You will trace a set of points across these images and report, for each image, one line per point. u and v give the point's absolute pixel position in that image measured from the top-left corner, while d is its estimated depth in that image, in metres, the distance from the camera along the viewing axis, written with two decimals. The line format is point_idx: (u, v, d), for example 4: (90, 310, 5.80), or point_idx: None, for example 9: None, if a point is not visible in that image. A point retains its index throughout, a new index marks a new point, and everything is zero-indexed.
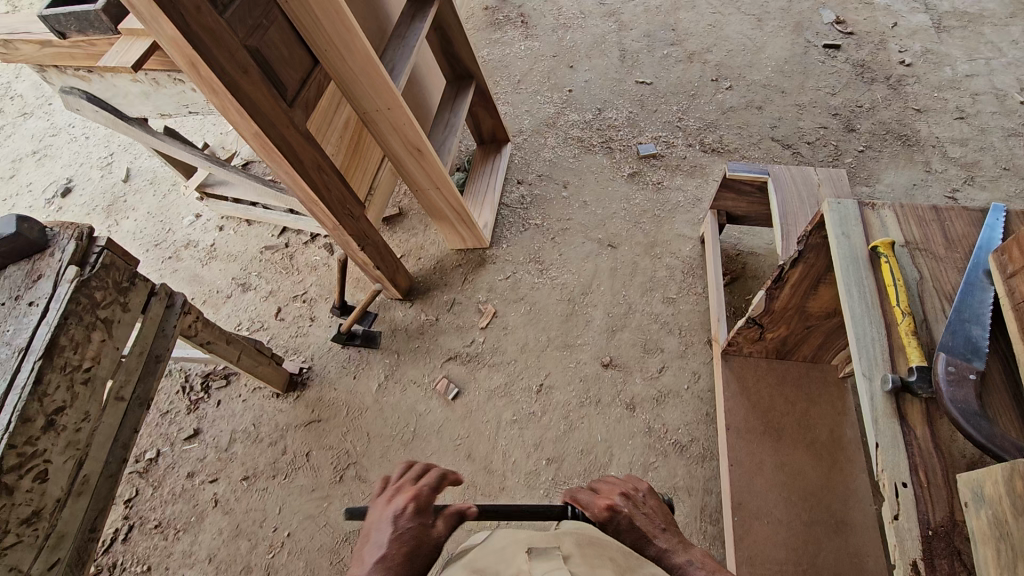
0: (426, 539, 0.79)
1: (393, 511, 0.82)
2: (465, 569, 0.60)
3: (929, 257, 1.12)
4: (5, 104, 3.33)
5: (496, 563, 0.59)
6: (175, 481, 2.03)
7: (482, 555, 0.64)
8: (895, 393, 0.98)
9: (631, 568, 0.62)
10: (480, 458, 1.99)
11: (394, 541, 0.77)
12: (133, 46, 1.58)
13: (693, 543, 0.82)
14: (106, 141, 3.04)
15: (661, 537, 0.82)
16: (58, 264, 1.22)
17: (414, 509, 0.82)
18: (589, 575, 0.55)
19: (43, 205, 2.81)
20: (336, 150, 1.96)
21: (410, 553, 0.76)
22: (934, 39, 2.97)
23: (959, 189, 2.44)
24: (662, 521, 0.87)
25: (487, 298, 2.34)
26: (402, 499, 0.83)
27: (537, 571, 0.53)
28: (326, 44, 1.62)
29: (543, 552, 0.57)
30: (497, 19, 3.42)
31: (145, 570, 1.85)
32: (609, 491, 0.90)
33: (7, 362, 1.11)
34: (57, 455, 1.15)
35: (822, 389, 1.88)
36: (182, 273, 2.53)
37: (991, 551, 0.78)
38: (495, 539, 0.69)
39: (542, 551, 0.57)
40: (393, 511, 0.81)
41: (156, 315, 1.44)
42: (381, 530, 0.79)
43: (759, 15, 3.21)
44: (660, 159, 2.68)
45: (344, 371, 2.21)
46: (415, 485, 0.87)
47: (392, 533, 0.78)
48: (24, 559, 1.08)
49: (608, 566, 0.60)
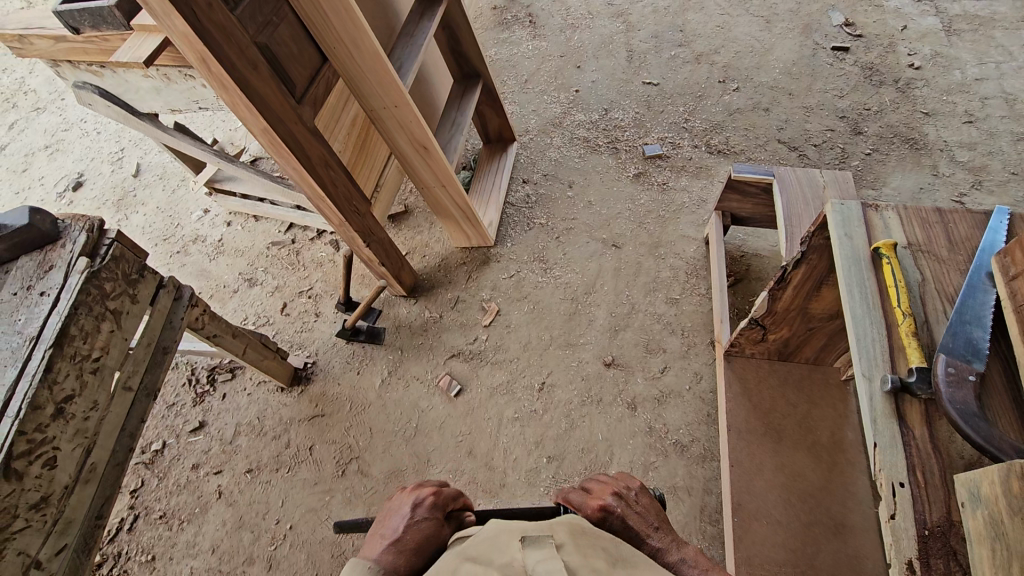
0: (437, 533, 0.82)
1: (414, 500, 0.86)
2: (458, 557, 0.61)
3: (931, 259, 1.13)
4: (19, 98, 3.37)
5: (489, 551, 0.60)
6: (181, 473, 2.05)
7: (475, 543, 0.64)
8: (895, 394, 0.98)
9: (623, 558, 0.63)
10: (482, 454, 2.00)
11: (410, 527, 0.81)
12: (145, 42, 1.60)
13: (686, 541, 0.82)
14: (117, 136, 3.07)
15: (655, 536, 0.83)
16: (69, 255, 1.23)
17: (432, 503, 0.86)
18: (581, 564, 0.56)
19: (55, 198, 2.85)
20: (343, 147, 1.98)
21: (422, 540, 0.79)
22: (944, 42, 2.96)
23: (966, 193, 2.43)
24: (655, 519, 0.87)
25: (490, 296, 2.35)
26: (425, 492, 0.88)
27: (531, 560, 0.53)
28: (335, 42, 1.63)
29: (536, 540, 0.57)
30: (505, 18, 3.44)
31: (149, 559, 1.88)
32: (600, 490, 0.91)
33: (19, 350, 1.14)
34: (66, 442, 1.17)
35: (824, 391, 1.88)
36: (190, 267, 2.56)
37: (986, 552, 0.78)
38: (486, 528, 0.70)
39: (535, 539, 0.58)
40: (413, 501, 0.86)
41: (164, 307, 1.46)
42: (399, 517, 0.83)
43: (768, 17, 3.20)
44: (666, 160, 2.69)
45: (348, 367, 2.23)
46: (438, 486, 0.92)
47: (410, 519, 0.82)
48: (33, 543, 1.10)
49: (601, 557, 0.60)
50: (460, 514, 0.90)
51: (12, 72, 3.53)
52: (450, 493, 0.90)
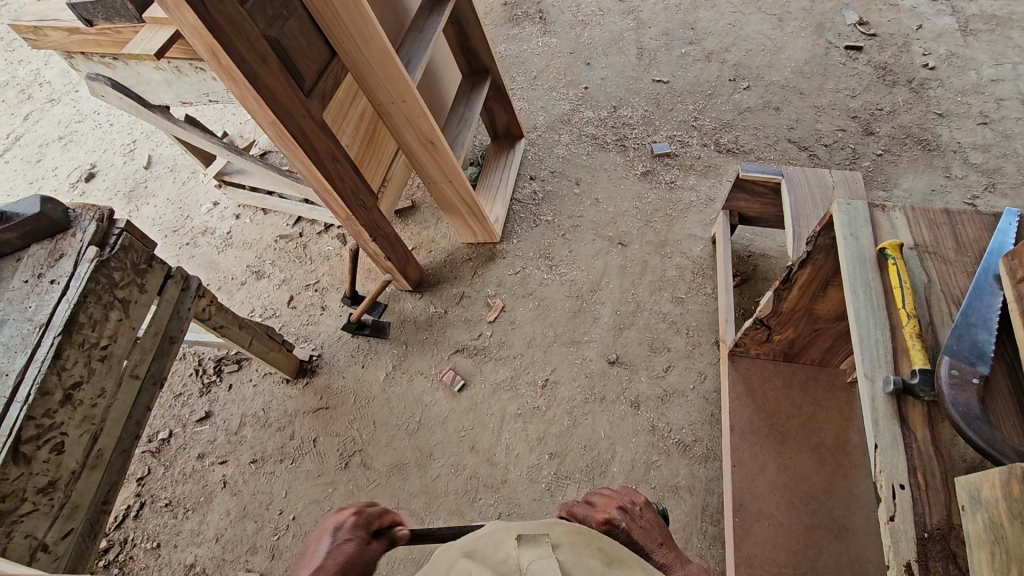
0: (362, 557, 0.77)
1: (335, 523, 0.81)
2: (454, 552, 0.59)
3: (937, 260, 1.12)
4: (34, 90, 3.42)
5: (485, 546, 0.58)
6: (186, 462, 2.08)
7: (473, 538, 0.63)
8: (896, 395, 0.97)
9: (620, 560, 0.61)
10: (484, 450, 2.01)
11: (332, 553, 0.76)
12: (157, 35, 1.62)
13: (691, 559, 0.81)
14: (129, 127, 3.10)
15: (658, 552, 0.81)
16: (79, 245, 1.26)
17: (354, 522, 0.81)
18: (577, 565, 0.54)
19: (67, 188, 2.89)
20: (350, 141, 1.99)
21: (347, 565, 0.75)
22: (959, 42, 2.91)
23: (979, 196, 2.40)
24: (659, 536, 0.85)
25: (495, 292, 2.36)
26: (346, 512, 0.82)
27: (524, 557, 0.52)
28: (344, 36, 1.64)
29: (532, 538, 0.56)
30: (515, 15, 3.43)
31: (154, 546, 1.91)
32: (605, 504, 0.86)
33: (29, 336, 1.16)
34: (73, 428, 1.19)
35: (829, 392, 1.86)
36: (199, 259, 2.58)
37: (985, 555, 0.77)
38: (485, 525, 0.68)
39: (531, 538, 0.56)
40: (334, 524, 0.80)
41: (172, 297, 1.48)
42: (322, 543, 0.78)
43: (781, 15, 3.17)
44: (674, 158, 2.67)
45: (353, 360, 2.24)
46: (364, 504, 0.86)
47: (331, 546, 0.76)
48: (40, 526, 1.12)
49: (597, 558, 0.58)
50: (392, 531, 0.83)
51: (28, 63, 3.58)
52: (375, 511, 0.84)
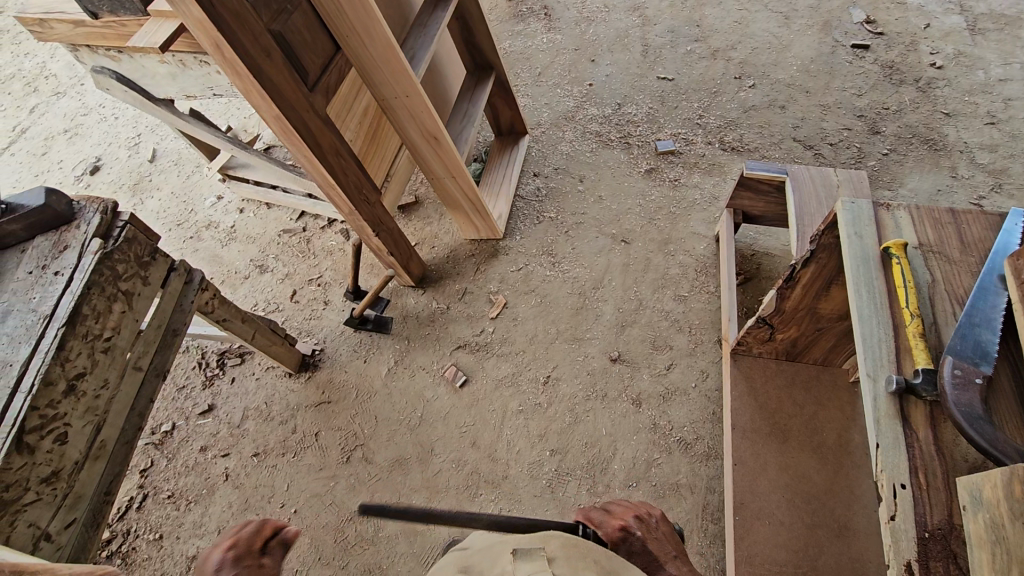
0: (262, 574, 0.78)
1: (213, 564, 0.78)
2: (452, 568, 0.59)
3: (942, 260, 1.11)
4: (40, 83, 3.43)
5: (482, 561, 0.58)
6: (189, 454, 2.09)
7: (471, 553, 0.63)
8: (899, 395, 0.97)
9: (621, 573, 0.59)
10: (485, 446, 2.02)
11: None
12: (161, 28, 1.62)
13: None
14: (134, 121, 3.11)
15: (672, 563, 0.81)
16: (83, 237, 1.27)
17: (235, 557, 0.79)
18: None
19: (73, 181, 2.90)
20: (354, 136, 1.98)
21: None
22: (967, 41, 2.89)
23: (985, 196, 2.38)
24: (672, 549, 0.84)
25: (498, 288, 2.36)
26: (221, 548, 0.80)
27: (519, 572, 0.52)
28: (348, 30, 1.64)
29: (528, 553, 0.56)
30: (520, 11, 3.42)
31: (157, 538, 1.92)
32: (622, 512, 0.87)
33: (33, 327, 1.17)
34: (76, 419, 1.20)
35: (832, 392, 1.86)
36: (203, 253, 2.59)
37: (986, 556, 0.77)
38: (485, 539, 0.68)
39: (527, 552, 0.56)
40: (216, 561, 0.78)
41: (175, 290, 1.48)
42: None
43: (787, 13, 3.15)
44: (679, 156, 2.66)
45: (355, 355, 2.24)
46: (237, 533, 0.84)
47: None
48: (43, 516, 1.13)
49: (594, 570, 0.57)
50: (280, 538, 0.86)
51: (34, 57, 3.59)
52: (251, 532, 0.84)
